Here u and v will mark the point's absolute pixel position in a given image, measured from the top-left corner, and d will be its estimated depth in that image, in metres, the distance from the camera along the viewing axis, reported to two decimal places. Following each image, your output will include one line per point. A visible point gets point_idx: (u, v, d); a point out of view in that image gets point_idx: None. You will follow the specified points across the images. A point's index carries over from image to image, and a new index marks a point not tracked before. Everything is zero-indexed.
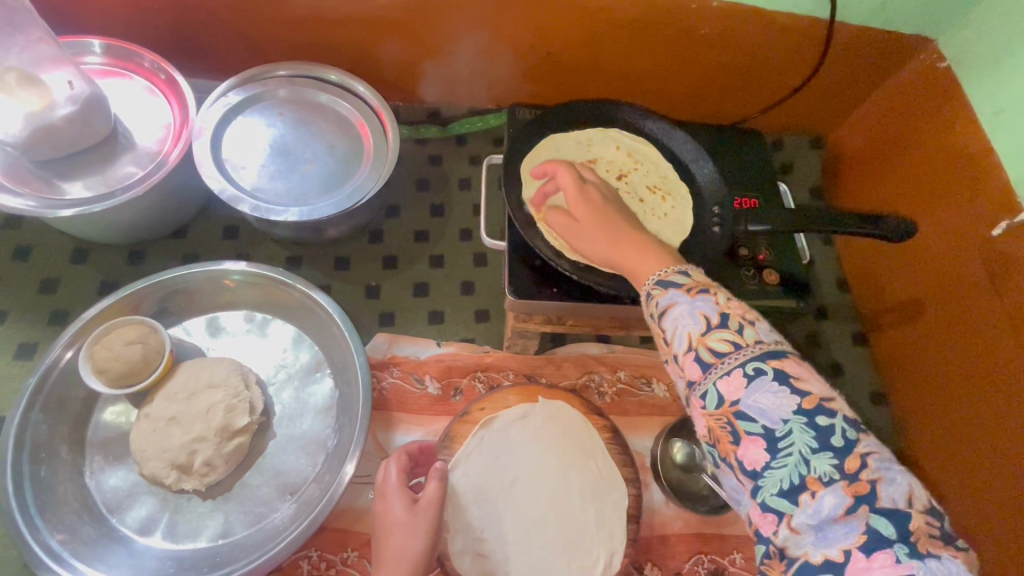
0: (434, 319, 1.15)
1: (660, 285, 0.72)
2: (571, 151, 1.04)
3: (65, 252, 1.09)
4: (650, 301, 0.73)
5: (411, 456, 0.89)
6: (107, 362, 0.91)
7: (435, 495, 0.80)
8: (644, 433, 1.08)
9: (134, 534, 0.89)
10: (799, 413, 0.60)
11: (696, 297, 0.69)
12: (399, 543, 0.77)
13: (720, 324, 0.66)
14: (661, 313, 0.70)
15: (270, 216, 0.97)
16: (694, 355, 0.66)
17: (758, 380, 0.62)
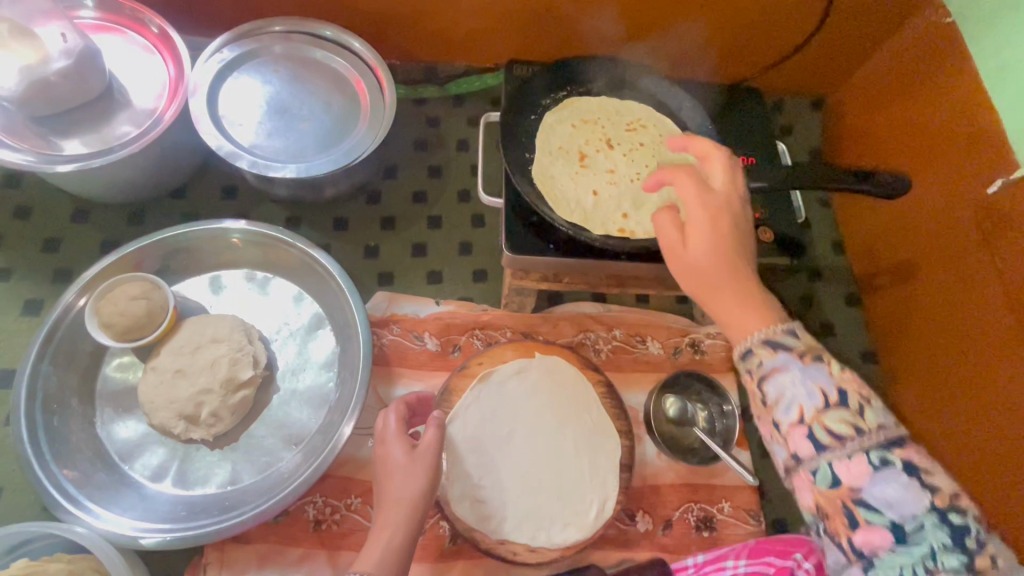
0: (433, 279, 1.16)
1: (768, 345, 0.65)
2: (562, 138, 1.00)
3: (66, 211, 1.09)
4: (752, 361, 0.66)
5: (409, 406, 0.93)
6: (113, 317, 0.93)
7: (433, 441, 0.85)
8: (637, 389, 1.11)
9: (147, 480, 0.93)
10: (930, 508, 0.57)
11: (808, 366, 0.63)
12: (402, 484, 0.82)
13: (838, 401, 0.61)
14: (765, 376, 0.64)
15: (269, 172, 0.98)
16: (805, 430, 0.61)
17: (883, 471, 0.58)
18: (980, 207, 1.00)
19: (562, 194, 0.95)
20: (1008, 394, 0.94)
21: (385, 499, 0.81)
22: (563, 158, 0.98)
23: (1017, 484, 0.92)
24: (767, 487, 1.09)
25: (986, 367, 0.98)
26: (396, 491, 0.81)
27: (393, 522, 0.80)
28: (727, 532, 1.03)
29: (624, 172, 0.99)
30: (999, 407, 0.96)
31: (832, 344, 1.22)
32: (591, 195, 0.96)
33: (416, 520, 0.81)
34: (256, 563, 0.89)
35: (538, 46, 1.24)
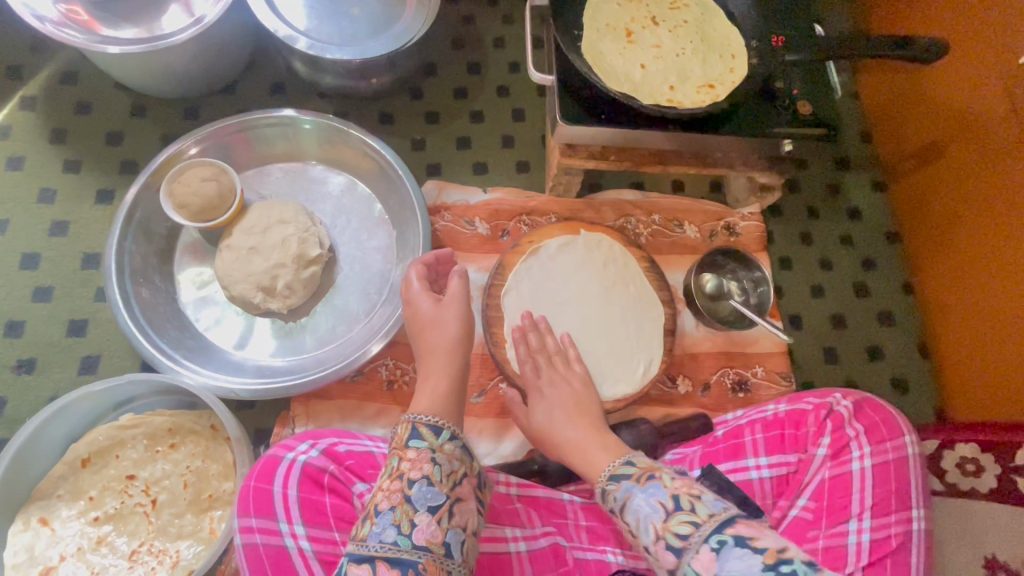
0: (479, 171, 1.21)
1: (613, 481, 0.73)
2: (608, 17, 1.03)
3: (124, 107, 1.13)
4: (609, 498, 0.73)
5: (428, 266, 0.95)
6: (188, 198, 0.99)
7: (456, 290, 0.89)
8: (677, 269, 1.17)
9: (234, 348, 1.01)
10: (765, 568, 0.54)
11: (646, 485, 0.69)
12: (436, 334, 0.86)
13: (676, 506, 0.64)
14: (621, 508, 0.70)
15: (325, 54, 1.02)
16: (663, 544, 0.62)
17: (724, 550, 0.57)
18: (1010, 79, 1.01)
19: (612, 68, 0.98)
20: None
21: (426, 350, 0.85)
22: (610, 35, 1.01)
23: (1014, 335, 1.00)
24: (797, 355, 1.17)
25: (1014, 242, 1.01)
26: (431, 342, 0.85)
27: (437, 369, 0.82)
28: (760, 393, 1.12)
29: (668, 48, 1.03)
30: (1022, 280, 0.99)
31: (859, 229, 1.27)
32: (639, 69, 0.99)
33: (456, 359, 0.84)
34: (338, 417, 0.98)
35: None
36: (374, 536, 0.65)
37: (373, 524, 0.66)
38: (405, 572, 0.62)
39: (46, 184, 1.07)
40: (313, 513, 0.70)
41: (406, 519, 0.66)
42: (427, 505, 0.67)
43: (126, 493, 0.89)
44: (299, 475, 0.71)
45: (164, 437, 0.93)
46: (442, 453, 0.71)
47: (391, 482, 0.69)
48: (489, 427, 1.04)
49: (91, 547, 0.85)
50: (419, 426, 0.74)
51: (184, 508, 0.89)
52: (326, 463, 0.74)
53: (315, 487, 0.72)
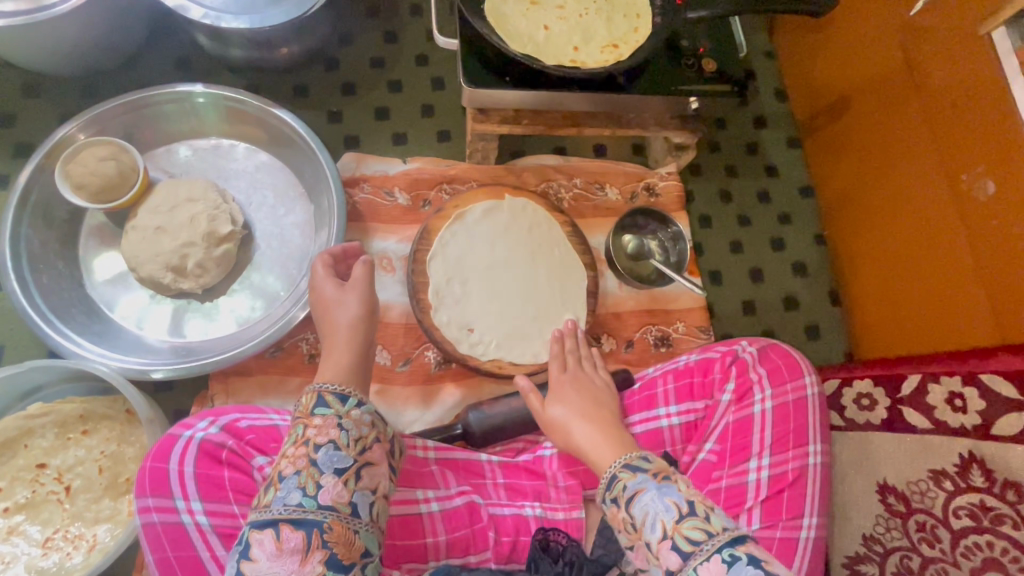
0: (398, 141, 1.20)
1: (627, 469, 0.73)
2: None
3: (16, 87, 1.08)
4: (616, 484, 0.72)
5: (336, 258, 0.93)
6: (84, 178, 0.95)
7: (360, 274, 0.88)
8: (598, 232, 1.20)
9: (148, 331, 1.00)
10: None
11: (661, 483, 0.70)
12: (341, 314, 0.85)
13: (689, 511, 0.66)
14: (628, 498, 0.70)
15: (221, 23, 0.99)
16: (669, 544, 0.65)
17: (736, 566, 0.61)
18: (906, 31, 1.06)
19: (515, 30, 0.98)
20: (936, 208, 1.00)
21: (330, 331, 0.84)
22: None
23: (913, 274, 1.05)
24: (717, 308, 1.21)
25: (912, 185, 1.05)
26: (335, 321, 0.84)
27: (339, 344, 0.82)
28: (682, 347, 1.16)
29: (573, 9, 1.03)
30: (924, 225, 1.03)
31: (776, 184, 1.31)
32: (542, 30, 0.99)
33: (360, 334, 0.83)
34: (259, 393, 0.98)
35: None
36: (278, 501, 0.65)
37: (277, 489, 0.67)
38: (308, 532, 0.64)
39: None
40: (210, 488, 0.72)
41: (310, 482, 0.67)
42: (333, 469, 0.68)
43: (38, 482, 0.87)
44: (195, 452, 0.73)
45: (76, 424, 0.91)
46: (349, 419, 0.71)
47: (296, 449, 0.69)
48: (415, 394, 1.05)
49: (2, 537, 0.84)
50: (325, 394, 0.73)
51: (100, 492, 0.88)
52: (224, 439, 0.75)
53: (213, 463, 0.73)
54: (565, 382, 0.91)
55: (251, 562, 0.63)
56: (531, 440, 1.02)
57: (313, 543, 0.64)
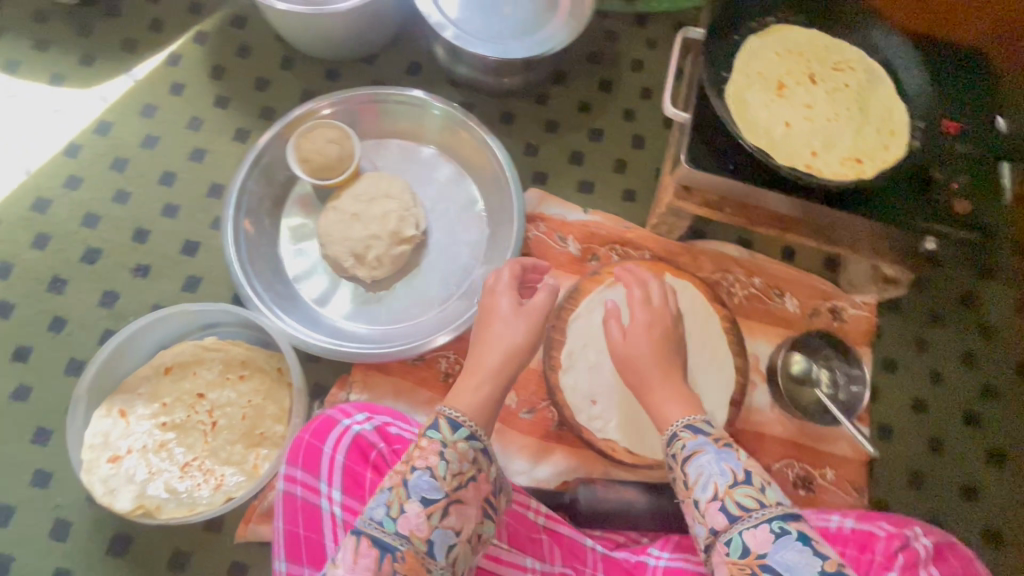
0: (584, 189, 1.19)
1: (689, 430, 0.77)
2: (767, 66, 0.95)
3: (276, 58, 1.21)
4: (676, 442, 0.76)
5: (523, 270, 0.92)
6: (312, 153, 1.05)
7: (541, 303, 0.86)
8: (763, 340, 1.10)
9: (316, 303, 1.07)
10: (823, 574, 0.61)
11: (721, 450, 0.73)
12: (496, 334, 0.83)
13: (745, 480, 0.69)
14: (686, 457, 0.74)
15: (468, 47, 1.03)
16: (718, 505, 0.69)
17: (784, 538, 0.64)
18: None
19: (754, 120, 0.92)
20: None
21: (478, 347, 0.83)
22: (760, 85, 0.94)
23: None
24: (877, 468, 1.06)
25: None
26: (490, 339, 0.83)
27: (490, 372, 0.79)
28: (823, 497, 1.03)
29: (822, 112, 0.94)
30: None
31: (987, 349, 1.12)
32: (783, 126, 0.92)
33: (507, 369, 0.80)
34: (392, 394, 1.01)
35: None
36: (365, 512, 0.66)
37: (366, 502, 0.67)
38: (380, 553, 0.64)
39: (196, 113, 1.16)
40: (353, 483, 0.73)
41: (397, 504, 0.66)
42: (420, 497, 0.67)
43: (193, 409, 0.96)
44: (349, 442, 0.75)
45: (237, 368, 0.99)
46: (453, 449, 0.70)
47: (398, 466, 0.70)
48: (530, 445, 1.02)
49: (154, 448, 0.92)
50: (441, 419, 0.73)
51: (238, 437, 0.95)
52: (377, 440, 0.77)
53: (361, 460, 0.75)
54: (663, 315, 0.90)
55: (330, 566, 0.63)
56: (634, 537, 0.91)
57: (384, 567, 0.63)
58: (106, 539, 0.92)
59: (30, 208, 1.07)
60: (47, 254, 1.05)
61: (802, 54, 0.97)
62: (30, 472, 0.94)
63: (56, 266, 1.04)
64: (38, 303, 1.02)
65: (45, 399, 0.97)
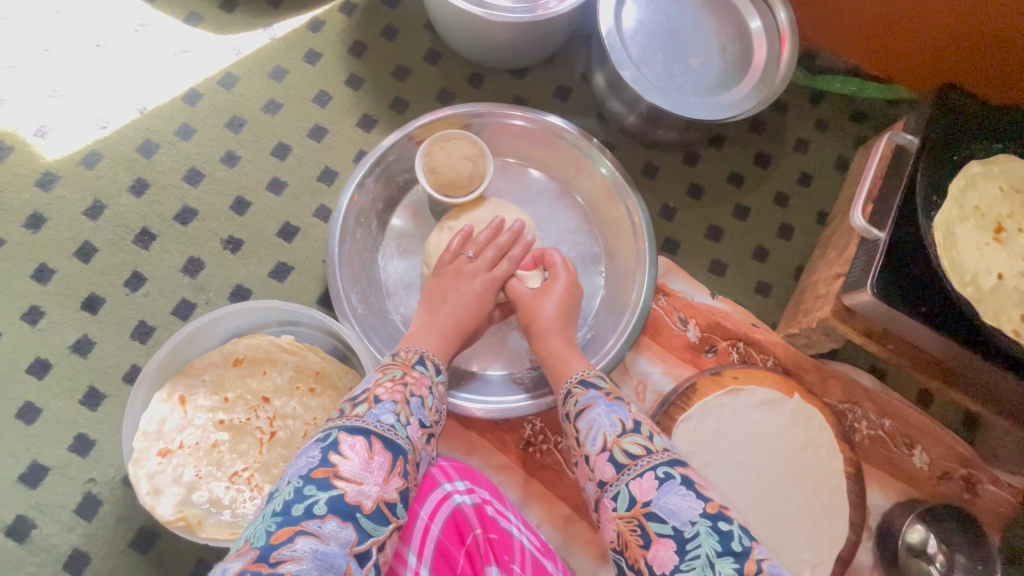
0: (715, 270, 1.07)
1: (582, 386, 0.73)
2: (984, 203, 0.82)
3: (422, 49, 1.11)
4: (570, 400, 0.73)
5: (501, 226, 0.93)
6: (442, 166, 0.94)
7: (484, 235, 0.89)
8: (878, 493, 0.97)
9: (404, 326, 0.98)
10: (705, 514, 0.55)
11: (612, 402, 0.69)
12: (467, 286, 0.84)
13: (632, 428, 0.64)
14: (578, 412, 0.70)
15: (647, 94, 0.92)
16: (606, 455, 0.63)
17: (667, 483, 0.58)
18: None
19: (961, 261, 0.78)
20: None
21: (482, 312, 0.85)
22: (975, 221, 0.81)
23: None
24: None
25: None
26: (466, 294, 0.84)
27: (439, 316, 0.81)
28: None
29: None
30: None
31: None
32: (993, 277, 0.79)
33: (466, 325, 0.82)
34: (465, 449, 0.92)
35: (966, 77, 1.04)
36: (372, 415, 0.62)
37: (371, 407, 0.63)
38: (395, 455, 0.59)
39: (325, 87, 1.07)
40: (442, 565, 0.64)
41: (404, 415, 0.64)
42: (421, 418, 0.66)
43: (254, 412, 0.87)
44: (447, 514, 0.68)
45: (309, 378, 0.89)
46: (437, 389, 0.72)
47: (394, 384, 0.67)
48: (598, 544, 0.91)
49: (206, 449, 0.84)
50: (426, 360, 0.74)
51: (293, 457, 0.85)
52: (475, 519, 0.69)
53: (456, 539, 0.67)
54: (563, 291, 0.87)
55: (340, 457, 0.56)
56: None
57: (395, 468, 0.59)
58: (133, 530, 0.84)
59: (136, 148, 1.00)
60: (141, 203, 0.97)
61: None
62: (71, 437, 0.86)
63: (147, 218, 0.97)
64: (121, 253, 0.95)
65: (106, 360, 0.90)
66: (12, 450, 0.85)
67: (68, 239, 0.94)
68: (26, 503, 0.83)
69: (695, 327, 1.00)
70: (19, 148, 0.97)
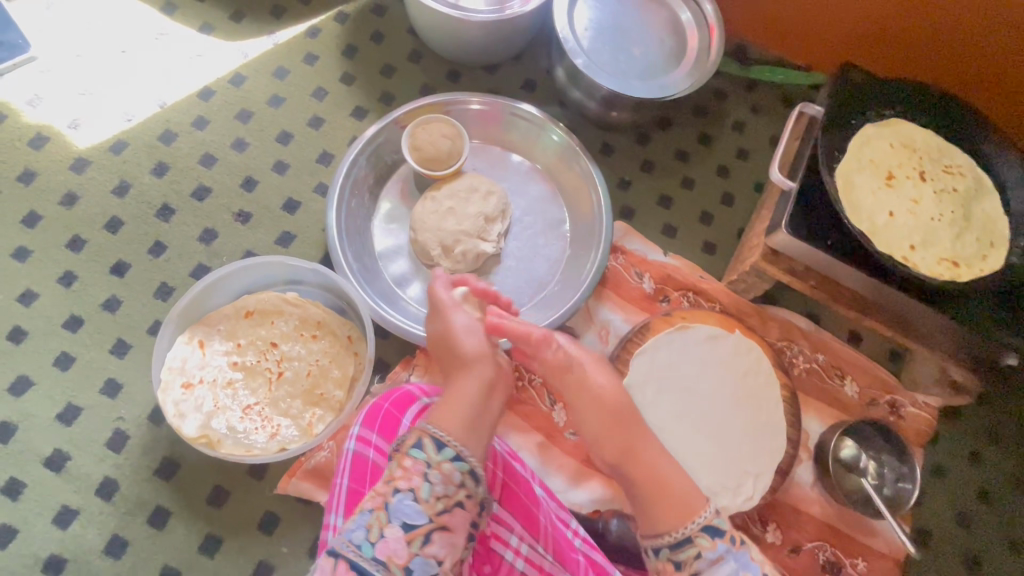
0: (667, 233, 1.22)
1: (705, 531, 0.67)
2: (876, 155, 0.98)
3: (406, 50, 1.28)
4: (689, 547, 0.66)
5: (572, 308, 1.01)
6: (424, 144, 1.09)
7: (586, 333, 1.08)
8: (816, 419, 1.10)
9: (395, 285, 1.12)
10: None
11: (740, 552, 0.64)
12: (477, 371, 0.86)
13: None
14: (701, 569, 0.64)
15: (596, 77, 1.08)
16: None
17: None
18: None
19: (859, 203, 0.94)
20: None
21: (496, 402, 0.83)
22: (870, 170, 0.97)
23: None
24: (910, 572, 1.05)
25: None
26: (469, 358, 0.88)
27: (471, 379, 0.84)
28: None
29: (926, 209, 0.96)
30: None
31: None
32: (886, 216, 0.94)
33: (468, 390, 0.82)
34: None
35: (905, 68, 1.19)
36: (342, 535, 0.58)
37: (352, 520, 0.60)
38: None
39: (322, 85, 1.23)
40: None
41: (377, 527, 0.59)
42: (403, 520, 0.60)
43: (264, 356, 0.99)
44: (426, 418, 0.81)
45: (312, 326, 1.02)
46: (439, 469, 0.64)
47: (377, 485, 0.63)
48: (569, 466, 1.03)
49: (222, 385, 0.96)
50: (425, 437, 0.68)
51: (299, 392, 0.97)
52: None
53: None
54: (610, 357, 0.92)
55: None
56: None
57: None
58: (156, 460, 0.95)
59: (157, 137, 1.14)
60: (162, 183, 1.11)
61: (913, 152, 0.99)
62: (102, 381, 0.98)
63: (168, 195, 1.11)
64: (145, 226, 1.08)
65: (132, 316, 1.03)
66: (50, 392, 0.97)
67: (98, 214, 1.08)
68: (63, 438, 0.95)
69: (649, 279, 1.15)
70: (55, 138, 1.11)
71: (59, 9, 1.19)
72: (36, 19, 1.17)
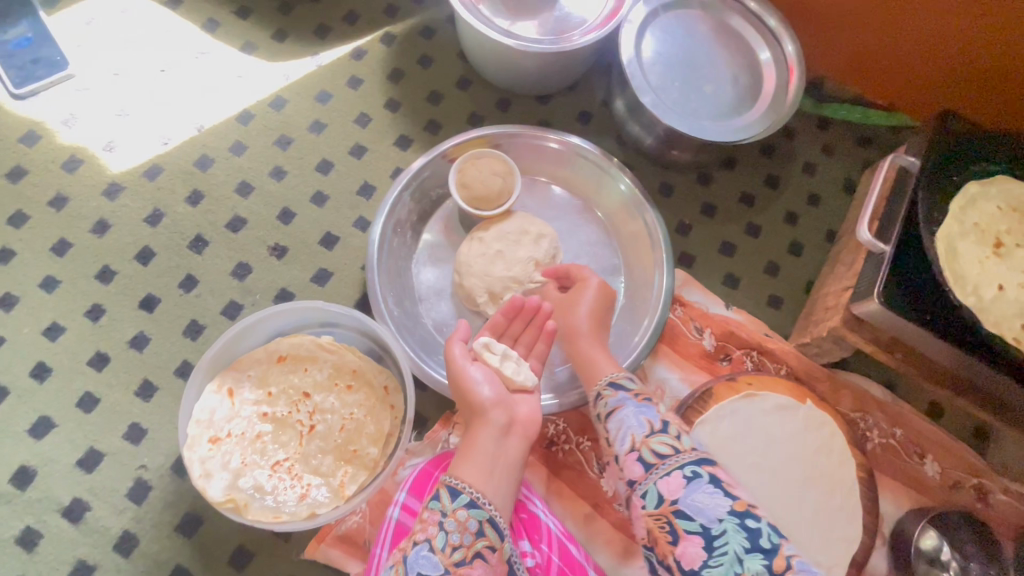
0: (728, 283, 1.13)
1: (610, 387, 0.80)
2: (982, 219, 0.87)
3: (455, 76, 1.21)
4: (600, 401, 0.80)
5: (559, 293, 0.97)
6: (474, 182, 1.01)
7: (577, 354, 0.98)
8: (891, 500, 1.00)
9: (435, 331, 1.04)
10: (732, 514, 0.61)
11: (640, 403, 0.76)
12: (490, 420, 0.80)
13: (660, 429, 0.71)
14: (608, 414, 0.77)
15: (666, 118, 0.99)
16: (635, 455, 0.70)
17: (694, 482, 0.64)
18: None
19: (964, 273, 0.83)
20: None
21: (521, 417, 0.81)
22: (976, 236, 0.86)
23: None
24: None
25: None
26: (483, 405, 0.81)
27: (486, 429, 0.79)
28: None
29: None
30: None
31: None
32: (994, 289, 0.84)
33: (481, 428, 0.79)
34: None
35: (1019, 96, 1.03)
36: None
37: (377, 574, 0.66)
38: None
39: (366, 110, 1.16)
40: None
41: None
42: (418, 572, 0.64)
43: (296, 407, 0.92)
44: None
45: (347, 376, 0.95)
46: (453, 518, 0.68)
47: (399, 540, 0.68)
48: (617, 542, 0.94)
49: (250, 439, 0.89)
50: (440, 487, 0.72)
51: (332, 449, 0.91)
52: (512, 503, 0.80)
53: None
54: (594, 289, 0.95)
55: None
56: None
57: None
58: (179, 515, 0.89)
59: (193, 163, 1.09)
60: (196, 212, 1.06)
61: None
62: (126, 425, 0.93)
63: (202, 225, 1.05)
64: (177, 257, 1.03)
65: (160, 355, 0.97)
66: (72, 436, 0.91)
67: (130, 243, 1.03)
68: (82, 486, 0.89)
69: (710, 335, 1.06)
70: (89, 161, 1.07)
71: (100, 24, 1.14)
72: (75, 34, 1.13)
